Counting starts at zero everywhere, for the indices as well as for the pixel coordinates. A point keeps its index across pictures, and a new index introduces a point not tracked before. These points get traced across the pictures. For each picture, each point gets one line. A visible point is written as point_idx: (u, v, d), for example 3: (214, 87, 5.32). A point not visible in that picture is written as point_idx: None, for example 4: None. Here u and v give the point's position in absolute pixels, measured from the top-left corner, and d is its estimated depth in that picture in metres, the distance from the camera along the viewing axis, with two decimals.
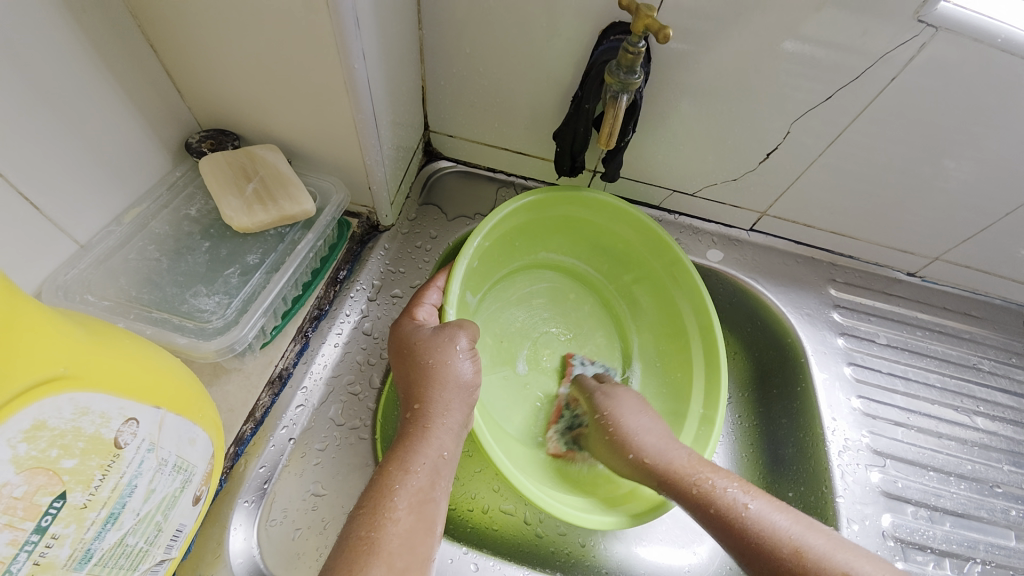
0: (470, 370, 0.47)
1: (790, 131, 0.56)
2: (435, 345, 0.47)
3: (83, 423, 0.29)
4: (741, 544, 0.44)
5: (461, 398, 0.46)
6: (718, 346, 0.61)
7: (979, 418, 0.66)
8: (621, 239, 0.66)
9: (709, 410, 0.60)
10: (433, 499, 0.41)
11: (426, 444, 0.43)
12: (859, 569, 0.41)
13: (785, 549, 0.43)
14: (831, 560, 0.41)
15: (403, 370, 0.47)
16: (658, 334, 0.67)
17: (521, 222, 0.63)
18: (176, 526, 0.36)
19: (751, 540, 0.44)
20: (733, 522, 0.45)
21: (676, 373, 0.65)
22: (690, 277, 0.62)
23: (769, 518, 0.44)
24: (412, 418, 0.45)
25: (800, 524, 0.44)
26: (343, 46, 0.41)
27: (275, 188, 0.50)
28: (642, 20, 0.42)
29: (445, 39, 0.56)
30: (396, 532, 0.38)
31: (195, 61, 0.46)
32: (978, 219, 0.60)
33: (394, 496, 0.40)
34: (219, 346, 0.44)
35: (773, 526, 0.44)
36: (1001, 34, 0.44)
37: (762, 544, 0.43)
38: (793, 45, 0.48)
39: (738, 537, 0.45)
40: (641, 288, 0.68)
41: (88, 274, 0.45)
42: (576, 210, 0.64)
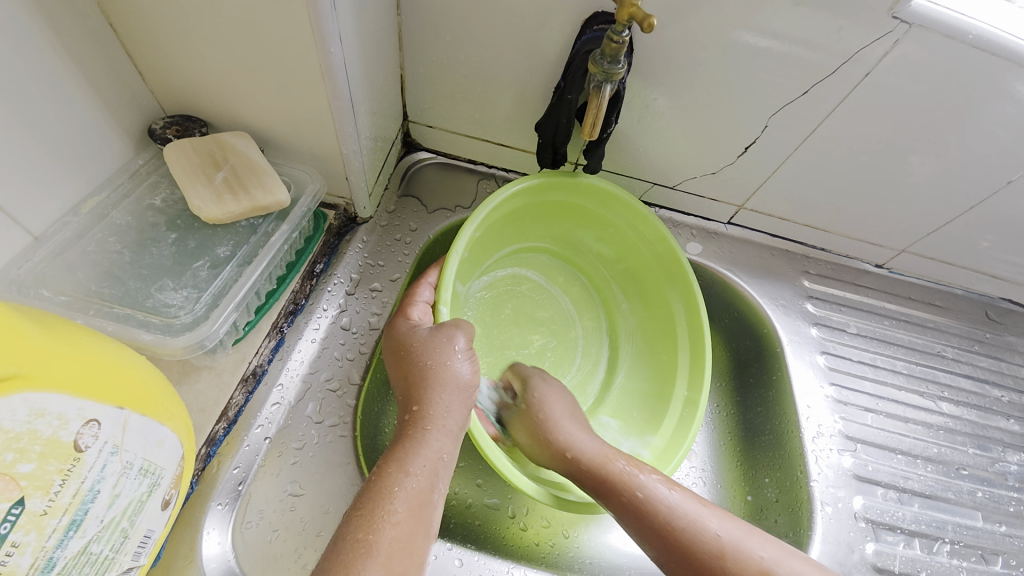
0: (469, 370, 0.47)
1: (767, 126, 0.57)
2: (432, 345, 0.47)
3: (39, 426, 0.27)
4: (660, 536, 0.44)
5: (462, 399, 0.45)
6: (703, 338, 0.61)
7: (943, 404, 0.68)
8: (613, 225, 0.65)
9: (694, 393, 0.61)
10: (432, 502, 0.40)
11: (426, 447, 0.42)
12: (771, 553, 0.42)
13: (707, 540, 0.43)
14: (749, 548, 0.42)
15: (401, 373, 0.47)
16: (642, 319, 0.68)
17: (516, 206, 0.62)
18: (144, 532, 0.34)
19: (671, 536, 0.44)
20: (654, 516, 0.45)
21: (662, 356, 0.66)
22: (682, 272, 0.63)
23: (690, 507, 0.45)
24: (411, 421, 0.43)
25: (713, 515, 0.45)
26: (318, 30, 0.40)
27: (246, 178, 0.48)
28: (627, 8, 0.42)
29: (423, 25, 0.54)
30: (395, 535, 0.37)
31: (159, 42, 0.43)
32: (943, 212, 0.63)
33: (393, 498, 0.38)
34: (187, 343, 0.42)
35: (693, 515, 0.45)
36: (975, 31, 0.45)
37: (686, 537, 0.43)
38: (771, 41, 0.49)
39: (661, 534, 0.44)
40: (629, 276, 0.68)
41: (43, 268, 0.42)
42: (570, 197, 0.63)
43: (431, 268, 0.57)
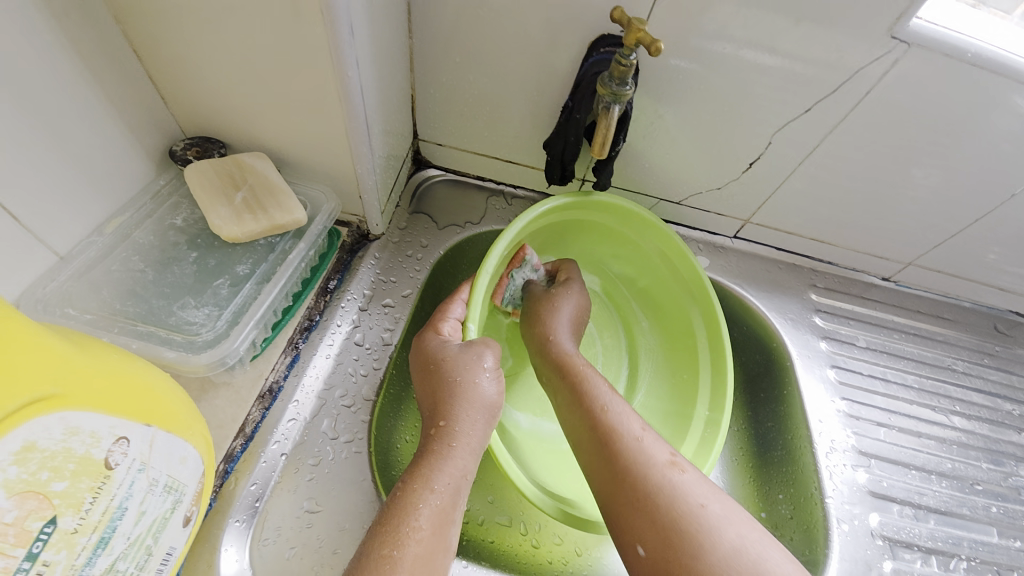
0: (495, 390, 0.48)
1: (772, 142, 0.58)
2: (462, 362, 0.48)
3: (73, 444, 0.27)
4: (586, 421, 0.48)
5: (485, 416, 0.46)
6: (726, 361, 0.61)
7: (955, 418, 0.68)
8: (636, 244, 0.66)
9: (715, 414, 0.61)
10: (453, 520, 0.40)
11: (450, 463, 0.42)
12: (677, 459, 0.44)
13: (625, 433, 0.46)
14: (657, 449, 0.45)
15: (429, 387, 0.47)
16: (662, 337, 0.69)
17: (543, 224, 0.62)
18: (166, 549, 0.35)
19: (597, 423, 0.47)
20: (589, 403, 0.49)
21: (682, 375, 0.66)
22: (705, 294, 0.63)
23: (622, 409, 0.48)
24: (435, 436, 0.44)
25: (640, 424, 0.47)
26: (337, 55, 0.41)
27: (265, 197, 0.49)
28: (635, 33, 0.43)
29: (435, 48, 0.56)
30: (417, 552, 0.37)
31: (182, 67, 0.45)
32: (948, 225, 0.63)
33: (417, 515, 0.39)
34: (209, 359, 0.43)
35: (620, 415, 0.47)
36: (972, 50, 0.46)
37: (608, 428, 0.46)
38: (774, 60, 0.50)
39: (590, 420, 0.48)
40: (649, 294, 0.69)
41: (69, 287, 0.43)
42: (596, 215, 0.64)
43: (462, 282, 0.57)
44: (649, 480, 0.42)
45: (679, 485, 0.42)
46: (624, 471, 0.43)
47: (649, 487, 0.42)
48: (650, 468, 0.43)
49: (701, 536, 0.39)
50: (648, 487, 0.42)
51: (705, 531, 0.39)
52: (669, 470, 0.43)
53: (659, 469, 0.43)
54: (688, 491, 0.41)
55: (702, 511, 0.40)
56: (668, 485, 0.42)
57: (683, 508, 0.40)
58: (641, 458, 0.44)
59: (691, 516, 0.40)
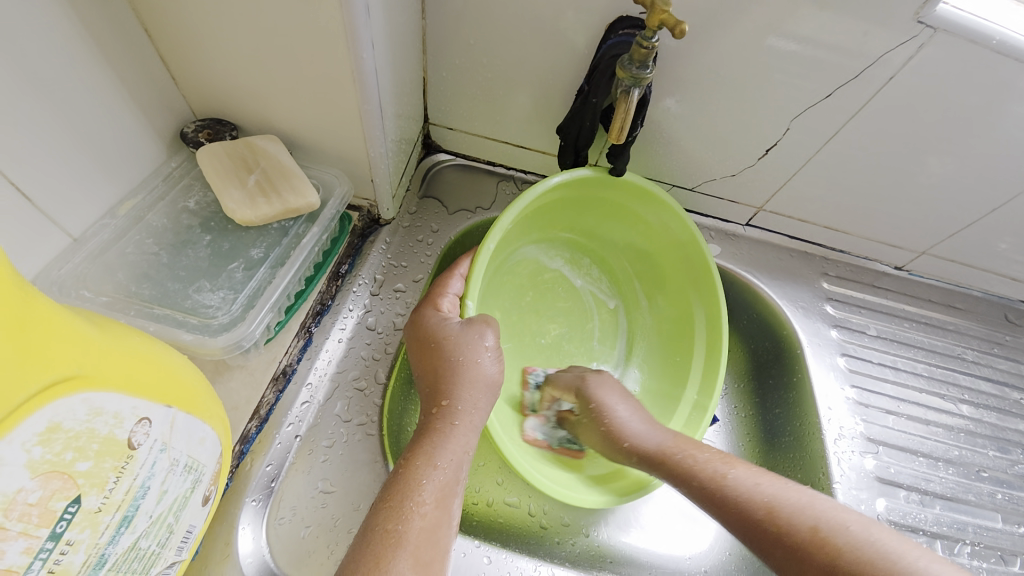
0: (496, 368, 0.48)
1: (789, 128, 0.57)
2: (462, 341, 0.47)
3: (96, 425, 0.27)
4: (725, 512, 0.46)
5: (486, 395, 0.46)
6: (722, 343, 0.61)
7: (963, 406, 0.68)
8: (643, 222, 0.65)
9: (702, 398, 0.62)
10: (456, 494, 0.41)
11: (452, 440, 0.43)
12: (831, 517, 0.42)
13: (763, 509, 0.44)
14: (806, 513, 0.43)
15: (429, 365, 0.47)
16: (659, 319, 0.68)
17: (552, 199, 0.61)
18: (186, 528, 0.35)
19: (734, 509, 0.45)
20: (716, 492, 0.47)
21: (674, 357, 0.66)
22: (707, 278, 0.63)
23: (748, 479, 0.46)
24: (438, 414, 0.44)
25: (775, 486, 0.45)
26: (352, 35, 0.40)
27: (278, 181, 0.49)
28: (658, 15, 0.42)
29: (447, 29, 0.55)
30: (422, 525, 0.37)
31: (192, 45, 0.44)
32: (964, 214, 0.63)
33: (421, 490, 0.39)
34: (225, 343, 0.43)
35: (751, 488, 0.46)
36: (998, 37, 0.45)
37: (745, 510, 0.45)
38: (796, 44, 0.49)
39: (727, 510, 0.46)
40: (651, 274, 0.68)
41: (83, 269, 0.43)
42: (606, 192, 0.62)
43: (462, 256, 0.56)
44: (817, 557, 0.40)
45: (848, 548, 0.40)
46: (792, 552, 0.42)
47: (822, 562, 0.40)
48: (810, 542, 0.41)
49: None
50: (826, 565, 0.40)
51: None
52: (829, 540, 0.41)
53: (817, 539, 0.41)
54: (862, 555, 0.39)
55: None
56: (841, 559, 0.39)
57: None
58: (796, 535, 0.42)
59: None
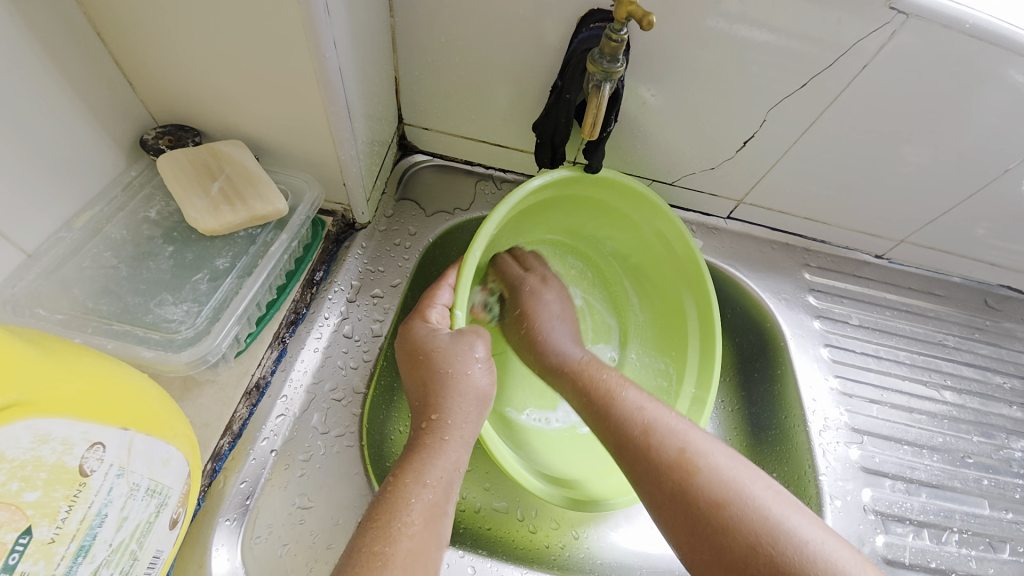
0: (486, 380, 0.47)
1: (765, 120, 0.56)
2: (452, 353, 0.46)
3: (44, 452, 0.26)
4: (606, 424, 0.48)
5: (476, 409, 0.45)
6: (716, 338, 0.61)
7: (946, 392, 0.69)
8: (630, 220, 0.64)
9: (701, 392, 0.61)
10: (446, 513, 0.40)
11: (442, 456, 0.42)
12: (699, 445, 0.43)
13: (642, 425, 0.46)
14: (679, 437, 0.44)
15: (418, 377, 0.46)
16: (653, 315, 0.68)
17: (537, 201, 0.60)
18: (153, 553, 0.34)
19: (616, 423, 0.47)
20: (603, 406, 0.49)
21: (669, 353, 0.66)
22: (699, 277, 0.62)
23: (637, 399, 0.48)
24: (427, 429, 0.43)
25: (659, 411, 0.47)
26: (313, 35, 0.39)
27: (243, 187, 0.47)
28: (626, 6, 0.41)
29: (417, 26, 0.53)
30: (410, 547, 0.36)
31: (147, 49, 0.42)
32: (941, 201, 0.63)
33: (409, 511, 0.38)
34: (190, 358, 0.41)
35: (638, 407, 0.47)
36: (970, 20, 0.45)
37: (623, 424, 0.46)
38: (768, 34, 0.48)
39: (606, 418, 0.48)
40: (641, 271, 0.68)
41: (38, 286, 0.41)
42: (590, 192, 0.61)
43: (450, 265, 0.54)
44: (673, 474, 0.42)
45: (704, 472, 0.41)
46: (653, 469, 0.43)
47: (677, 481, 0.42)
48: (672, 462, 0.43)
49: (734, 521, 0.39)
50: (679, 483, 0.41)
51: (742, 519, 0.39)
52: (690, 461, 0.42)
53: (680, 460, 0.42)
54: (717, 478, 0.41)
55: (729, 502, 0.40)
56: (694, 480, 0.41)
57: (716, 502, 0.40)
58: (661, 452, 0.43)
59: (725, 506, 0.40)
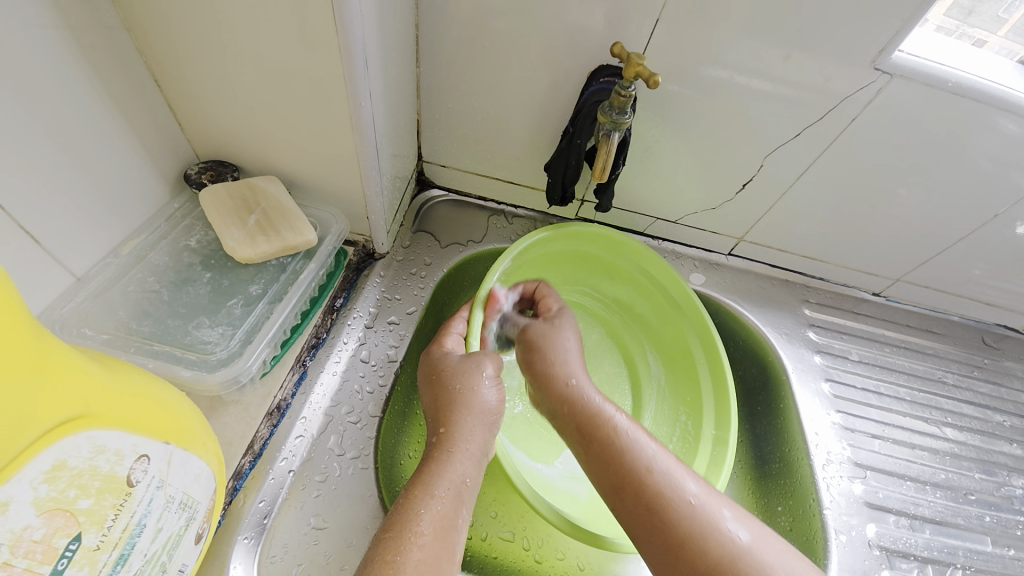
0: (495, 397, 0.48)
1: (763, 164, 0.60)
2: (460, 370, 0.49)
3: (99, 462, 0.28)
4: (620, 480, 0.43)
5: (483, 423, 0.47)
6: (726, 377, 0.62)
7: (947, 429, 0.70)
8: (623, 269, 0.69)
9: (722, 432, 0.61)
10: (457, 527, 0.41)
11: (450, 468, 0.43)
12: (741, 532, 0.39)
13: (680, 502, 0.41)
14: (719, 514, 0.40)
15: (431, 396, 0.49)
16: (664, 363, 0.70)
17: (532, 258, 0.65)
18: (178, 566, 0.35)
19: (637, 481, 0.42)
20: (617, 455, 0.44)
21: (686, 399, 0.67)
22: (693, 306, 0.65)
23: (671, 468, 0.43)
24: (436, 443, 0.45)
25: (685, 476, 0.43)
26: (352, 87, 0.43)
27: (277, 219, 0.51)
28: (634, 67, 0.46)
29: (441, 75, 0.58)
30: (421, 556, 0.38)
31: (200, 94, 0.46)
32: (933, 242, 0.66)
33: (419, 520, 0.40)
34: (223, 378, 0.44)
35: (668, 471, 0.43)
36: (952, 80, 0.49)
37: (649, 482, 0.42)
38: (765, 86, 0.53)
39: (632, 489, 0.42)
40: (642, 321, 0.71)
41: (85, 307, 0.44)
42: (578, 244, 0.67)
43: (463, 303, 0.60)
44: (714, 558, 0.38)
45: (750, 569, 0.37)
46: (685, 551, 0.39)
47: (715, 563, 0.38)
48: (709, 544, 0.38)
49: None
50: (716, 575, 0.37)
51: None
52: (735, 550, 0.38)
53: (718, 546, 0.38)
54: (758, 560, 0.38)
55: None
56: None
57: None
58: (699, 532, 0.39)
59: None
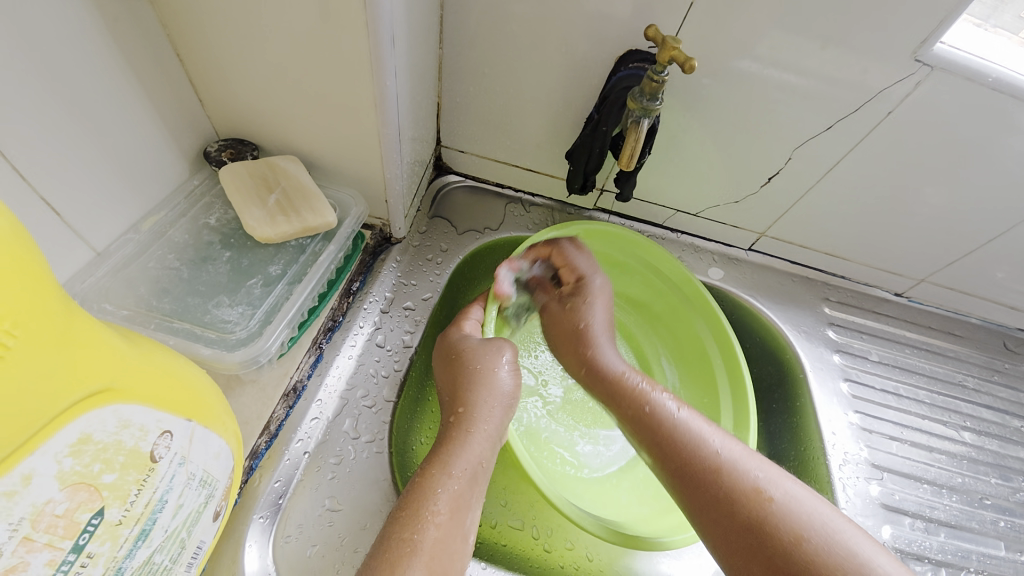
0: (512, 382, 0.49)
1: (790, 158, 0.59)
2: (481, 352, 0.50)
3: (124, 437, 0.28)
4: (658, 445, 0.46)
5: (502, 406, 0.48)
6: (743, 375, 0.61)
7: (965, 433, 0.69)
8: (635, 268, 0.69)
9: (739, 431, 0.60)
10: (470, 506, 0.41)
11: (467, 449, 0.44)
12: (775, 480, 0.41)
13: (706, 455, 0.43)
14: (747, 468, 0.42)
15: (450, 376, 0.50)
16: (679, 364, 0.69)
17: None
18: (197, 542, 0.35)
19: (673, 443, 0.45)
20: (653, 420, 0.47)
21: (702, 398, 0.66)
22: (706, 303, 0.64)
23: (697, 426, 0.46)
24: (456, 422, 0.45)
25: (717, 435, 0.45)
26: (376, 65, 0.42)
27: (298, 200, 0.50)
28: (669, 52, 0.45)
29: (464, 57, 0.57)
30: (437, 535, 0.38)
31: (221, 70, 0.46)
32: (962, 243, 0.64)
33: (436, 499, 0.39)
34: (242, 358, 0.44)
35: (698, 432, 0.45)
36: (993, 75, 0.47)
37: (684, 445, 0.45)
38: (798, 76, 0.51)
39: (666, 453, 0.45)
40: (657, 321, 0.71)
41: (105, 283, 0.44)
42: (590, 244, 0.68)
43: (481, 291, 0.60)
44: (748, 505, 0.39)
45: (782, 509, 0.39)
46: (723, 499, 0.41)
47: (749, 510, 0.39)
48: (745, 492, 0.40)
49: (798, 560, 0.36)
50: (753, 518, 0.39)
51: (822, 554, 0.36)
52: (765, 493, 0.40)
53: (754, 493, 0.40)
54: (790, 512, 0.38)
55: (812, 537, 0.37)
56: (772, 513, 0.39)
57: (791, 534, 0.37)
58: (728, 480, 0.41)
59: (798, 545, 0.37)
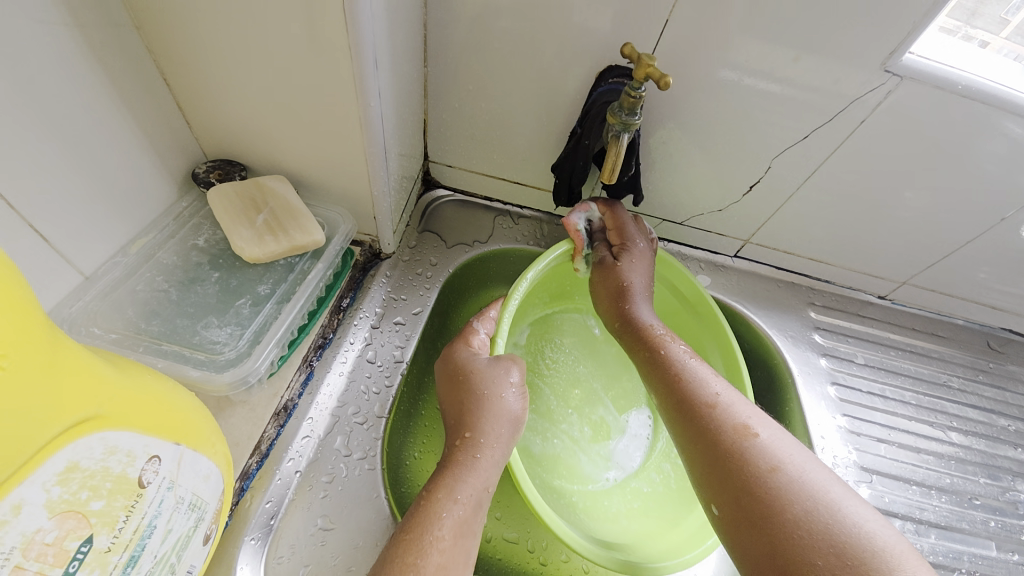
0: (518, 404, 0.49)
1: (770, 166, 0.60)
2: (490, 375, 0.49)
3: (111, 463, 0.28)
4: (664, 385, 0.51)
5: (508, 432, 0.48)
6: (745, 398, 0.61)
7: (953, 433, 0.70)
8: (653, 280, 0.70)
9: None
10: (472, 531, 0.42)
11: (472, 474, 0.44)
12: (762, 424, 0.46)
13: (704, 397, 0.48)
14: (739, 410, 0.47)
15: (455, 398, 0.49)
16: None
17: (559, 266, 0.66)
18: (188, 566, 0.35)
19: (679, 386, 0.50)
20: (664, 367, 0.52)
21: None
22: (719, 323, 0.64)
23: (702, 374, 0.51)
24: (462, 446, 0.46)
25: (721, 386, 0.50)
26: (361, 87, 0.43)
27: (285, 219, 0.51)
28: (644, 68, 0.46)
29: (449, 74, 0.58)
30: (440, 561, 0.39)
31: (209, 93, 0.46)
32: (941, 246, 0.66)
33: (440, 524, 0.40)
34: (232, 379, 0.44)
35: (702, 378, 0.50)
36: (961, 82, 0.49)
37: (688, 389, 0.49)
38: (775, 87, 0.52)
39: (659, 368, 0.52)
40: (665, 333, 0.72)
41: (94, 306, 0.44)
42: None
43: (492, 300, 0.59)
44: (731, 438, 0.44)
45: (762, 445, 0.44)
46: (712, 430, 0.46)
47: (732, 443, 0.44)
48: (732, 427, 0.45)
49: (779, 500, 0.40)
50: (735, 448, 0.44)
51: (789, 487, 0.40)
52: (751, 430, 0.45)
53: (739, 428, 0.45)
54: (770, 451, 0.43)
55: (785, 472, 0.41)
56: (751, 445, 0.43)
57: (768, 468, 0.42)
58: (719, 417, 0.46)
59: (769, 477, 0.41)
